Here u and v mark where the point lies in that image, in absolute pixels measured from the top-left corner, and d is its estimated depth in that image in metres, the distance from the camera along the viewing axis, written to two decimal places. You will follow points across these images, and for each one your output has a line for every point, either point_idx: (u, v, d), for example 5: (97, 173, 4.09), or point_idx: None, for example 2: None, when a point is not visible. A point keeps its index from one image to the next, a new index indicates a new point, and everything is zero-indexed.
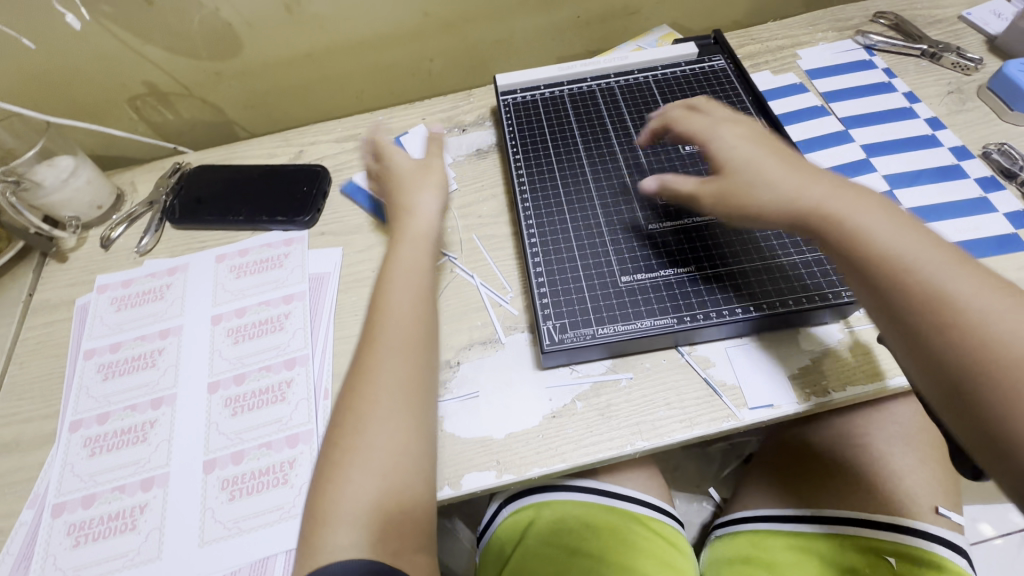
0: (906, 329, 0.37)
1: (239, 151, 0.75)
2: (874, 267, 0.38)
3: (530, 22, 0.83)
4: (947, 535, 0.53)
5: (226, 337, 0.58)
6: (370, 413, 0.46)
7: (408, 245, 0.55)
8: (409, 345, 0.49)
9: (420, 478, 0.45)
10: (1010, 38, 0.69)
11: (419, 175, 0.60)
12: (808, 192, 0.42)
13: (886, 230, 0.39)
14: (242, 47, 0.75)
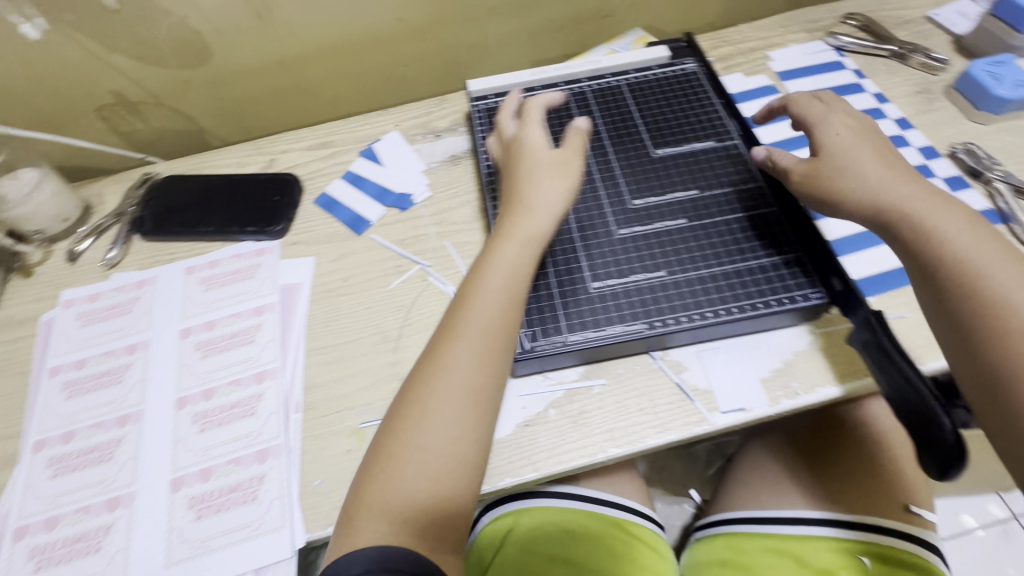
0: (955, 323, 0.41)
1: (209, 161, 0.74)
2: (944, 265, 0.42)
3: (504, 27, 0.82)
4: (919, 534, 0.54)
5: (195, 351, 0.57)
6: (440, 405, 0.42)
7: (517, 243, 0.48)
8: (496, 343, 0.44)
9: (469, 491, 0.41)
10: (975, 39, 0.70)
11: (557, 164, 0.51)
12: (894, 193, 0.46)
13: (966, 237, 0.42)
14: (211, 54, 0.73)
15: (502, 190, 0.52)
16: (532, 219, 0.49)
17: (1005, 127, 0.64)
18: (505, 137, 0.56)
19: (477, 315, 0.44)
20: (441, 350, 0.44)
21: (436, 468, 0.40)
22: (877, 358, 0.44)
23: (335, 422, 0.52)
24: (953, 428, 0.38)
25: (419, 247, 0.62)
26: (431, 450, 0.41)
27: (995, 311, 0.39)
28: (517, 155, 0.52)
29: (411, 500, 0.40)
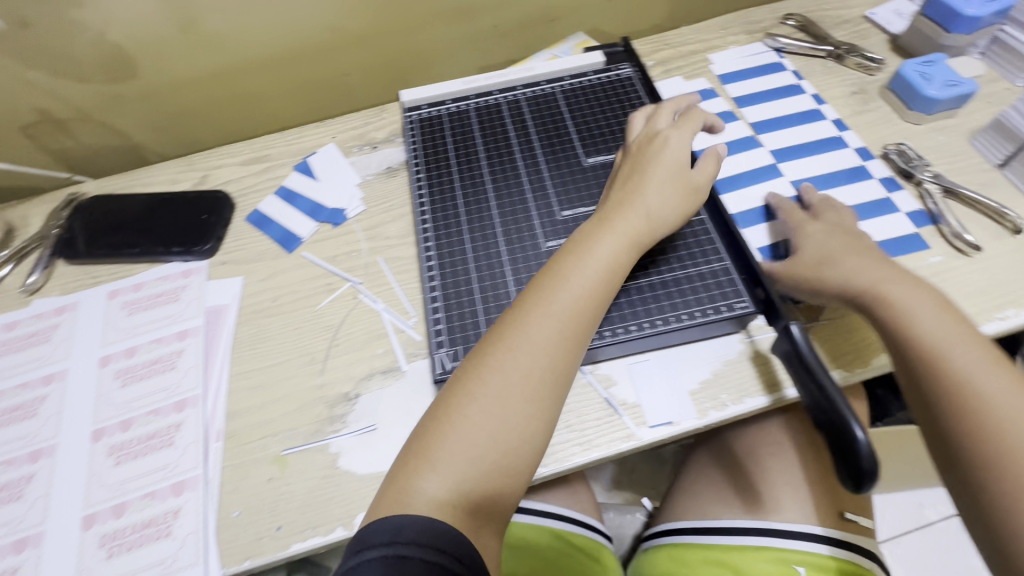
0: (928, 405, 0.43)
1: (139, 179, 0.71)
2: (915, 351, 0.45)
3: (444, 33, 0.81)
4: (848, 539, 0.55)
5: (114, 380, 0.55)
6: (520, 380, 0.43)
7: (616, 242, 0.48)
8: (580, 328, 0.46)
9: (525, 469, 0.43)
10: (909, 38, 0.70)
11: (681, 187, 0.51)
12: (869, 279, 0.48)
13: (935, 322, 0.45)
14: (138, 69, 0.71)
15: (618, 181, 0.53)
16: (634, 215, 0.49)
17: (936, 127, 0.64)
18: (636, 133, 0.56)
19: (565, 294, 0.46)
20: (527, 321, 0.45)
21: (498, 436, 0.42)
22: (797, 370, 0.43)
23: (257, 449, 0.50)
24: (862, 440, 0.37)
25: (351, 263, 0.61)
26: (505, 423, 0.42)
27: (964, 396, 0.42)
28: (642, 159, 0.53)
29: (464, 462, 0.41)
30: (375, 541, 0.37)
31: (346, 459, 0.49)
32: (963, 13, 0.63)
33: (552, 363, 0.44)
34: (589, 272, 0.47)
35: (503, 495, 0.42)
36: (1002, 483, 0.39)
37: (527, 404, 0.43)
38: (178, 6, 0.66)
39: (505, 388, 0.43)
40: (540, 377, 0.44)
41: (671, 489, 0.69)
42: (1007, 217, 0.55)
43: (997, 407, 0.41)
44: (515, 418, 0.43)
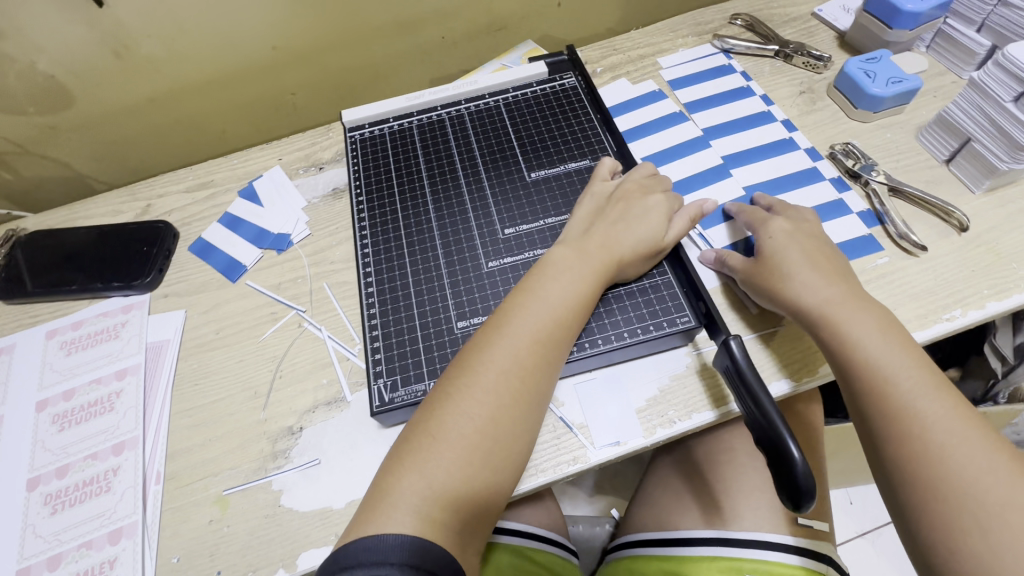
0: (869, 427, 0.43)
1: (80, 211, 0.70)
2: (858, 373, 0.44)
3: (392, 47, 0.80)
4: (788, 540, 0.53)
5: (50, 425, 0.53)
6: (493, 398, 0.42)
7: (585, 264, 0.49)
8: (559, 336, 0.46)
9: (504, 487, 0.42)
10: (856, 34, 0.69)
11: (654, 242, 0.51)
12: (818, 298, 0.47)
13: (882, 343, 0.44)
14: (74, 98, 0.68)
15: (598, 214, 0.53)
16: (608, 254, 0.49)
17: (883, 124, 0.64)
18: (636, 176, 0.56)
19: (538, 305, 0.46)
20: (503, 335, 0.45)
21: (486, 449, 0.41)
22: (736, 386, 0.43)
23: (197, 491, 0.49)
24: (799, 460, 0.37)
25: (296, 290, 0.60)
26: (489, 440, 0.41)
27: (902, 421, 0.41)
28: (627, 206, 0.52)
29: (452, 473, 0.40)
30: (363, 559, 0.35)
31: (289, 496, 0.48)
32: (903, 9, 0.62)
33: (532, 373, 0.44)
34: (563, 286, 0.47)
35: (489, 504, 0.41)
36: (933, 509, 0.39)
37: (511, 414, 0.43)
38: (109, 34, 0.64)
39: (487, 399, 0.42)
40: (523, 387, 0.43)
41: (635, 498, 0.70)
42: (953, 215, 0.55)
43: (934, 434, 0.40)
44: (503, 428, 0.42)
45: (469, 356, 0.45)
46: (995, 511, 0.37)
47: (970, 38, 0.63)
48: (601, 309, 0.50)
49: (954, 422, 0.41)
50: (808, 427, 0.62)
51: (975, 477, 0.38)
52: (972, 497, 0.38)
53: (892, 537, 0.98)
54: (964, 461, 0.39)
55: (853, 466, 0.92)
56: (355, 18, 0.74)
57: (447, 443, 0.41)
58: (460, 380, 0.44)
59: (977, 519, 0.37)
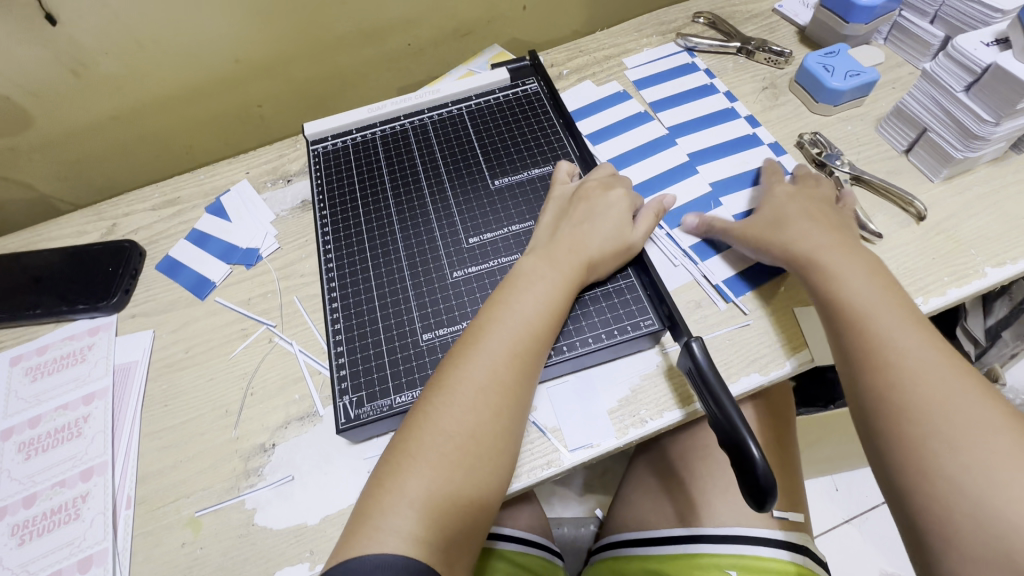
0: (846, 361, 0.44)
1: (44, 233, 0.68)
2: (840, 311, 0.46)
3: (358, 56, 0.79)
4: (762, 534, 0.54)
5: (16, 454, 0.52)
6: (466, 410, 0.42)
7: (550, 268, 0.49)
8: (535, 348, 0.45)
9: (484, 501, 0.41)
10: (815, 28, 0.70)
11: (620, 243, 0.51)
12: (811, 243, 0.50)
13: (865, 282, 0.46)
14: (33, 121, 0.67)
15: (563, 217, 0.53)
16: (575, 256, 0.49)
17: (844, 116, 0.64)
18: (594, 177, 0.56)
19: (512, 321, 0.46)
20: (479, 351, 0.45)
21: (468, 467, 0.41)
22: (701, 388, 0.44)
23: (168, 513, 0.48)
24: (759, 458, 0.38)
25: (266, 305, 0.59)
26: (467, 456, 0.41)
27: (879, 354, 0.42)
28: (589, 208, 0.53)
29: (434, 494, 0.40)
30: None
31: (263, 515, 0.47)
32: (858, 4, 0.63)
33: (513, 397, 0.43)
34: (535, 296, 0.47)
35: (476, 521, 0.41)
36: (905, 436, 0.39)
37: (490, 429, 0.42)
38: (65, 53, 0.62)
39: (465, 417, 0.42)
40: (501, 402, 0.43)
41: (617, 496, 0.70)
42: (912, 204, 0.56)
43: (909, 364, 0.41)
44: (484, 444, 0.42)
45: (442, 377, 0.44)
46: (963, 435, 0.38)
47: (924, 30, 0.64)
48: (575, 314, 0.50)
49: (931, 354, 0.41)
50: (784, 420, 0.63)
51: (944, 403, 0.39)
52: (943, 418, 0.38)
53: (878, 521, 1.00)
54: (936, 386, 0.40)
55: (836, 453, 0.93)
56: (319, 28, 0.73)
57: (425, 464, 0.40)
58: (435, 400, 0.43)
59: (947, 437, 0.38)
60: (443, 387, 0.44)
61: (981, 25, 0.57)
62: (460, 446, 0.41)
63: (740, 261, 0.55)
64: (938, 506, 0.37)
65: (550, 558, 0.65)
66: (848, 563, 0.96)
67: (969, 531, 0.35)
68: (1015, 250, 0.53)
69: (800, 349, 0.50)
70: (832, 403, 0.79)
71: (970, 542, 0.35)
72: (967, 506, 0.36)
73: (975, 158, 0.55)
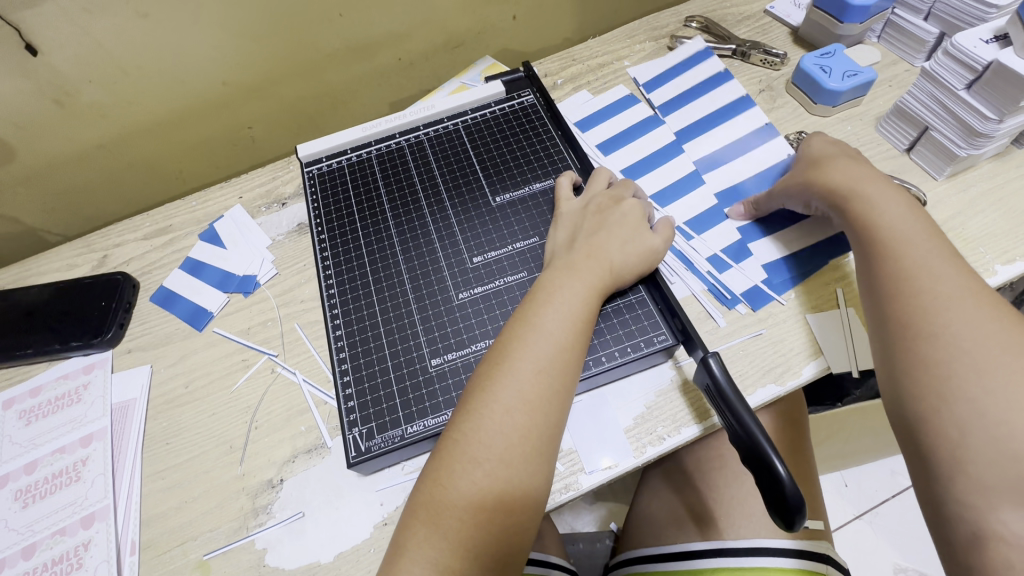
0: (873, 287, 0.45)
1: (32, 268, 0.66)
2: (874, 239, 0.47)
3: (348, 72, 0.78)
4: (785, 545, 0.53)
5: (13, 502, 0.50)
6: (487, 441, 0.41)
7: (568, 286, 0.47)
8: (556, 376, 0.43)
9: (507, 536, 0.40)
10: (809, 29, 0.70)
11: (643, 248, 0.50)
12: (852, 178, 0.50)
13: (906, 217, 0.47)
14: (16, 154, 0.65)
15: (574, 236, 0.52)
16: (597, 264, 0.49)
17: (843, 117, 0.64)
18: (597, 190, 0.55)
19: (530, 352, 0.44)
20: (497, 384, 0.43)
21: (500, 506, 0.40)
22: (719, 402, 0.43)
23: (176, 558, 0.46)
24: (785, 477, 0.38)
25: (266, 334, 0.58)
26: (494, 494, 0.40)
27: (913, 282, 0.43)
28: (602, 220, 0.52)
29: (462, 526, 0.39)
30: None
31: (274, 554, 0.46)
32: (852, 3, 0.63)
33: (535, 430, 0.42)
34: (560, 315, 0.45)
35: (506, 553, 0.39)
36: (934, 361, 0.39)
37: (523, 467, 0.41)
38: (48, 83, 0.61)
39: (495, 459, 0.40)
40: (529, 439, 0.41)
41: (630, 510, 0.69)
42: (910, 191, 0.56)
43: (943, 290, 0.42)
44: (517, 475, 0.40)
45: (466, 415, 0.42)
46: (990, 363, 0.38)
47: (918, 27, 0.63)
48: (599, 328, 0.49)
49: (964, 287, 0.42)
50: (797, 427, 0.62)
51: (971, 335, 0.39)
52: (970, 345, 0.39)
53: (890, 516, 0.99)
54: (967, 315, 0.40)
55: (844, 451, 0.93)
56: (307, 45, 0.72)
57: (458, 500, 0.39)
58: (463, 436, 0.41)
59: (976, 363, 0.38)
60: (464, 429, 0.42)
61: (977, 22, 0.56)
62: (490, 490, 0.40)
63: (757, 270, 0.54)
64: (952, 424, 0.37)
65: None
66: (862, 562, 0.96)
67: (983, 450, 0.36)
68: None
69: (814, 358, 0.49)
70: (838, 401, 0.78)
71: (980, 462, 0.36)
72: (985, 427, 0.36)
73: (979, 155, 0.55)
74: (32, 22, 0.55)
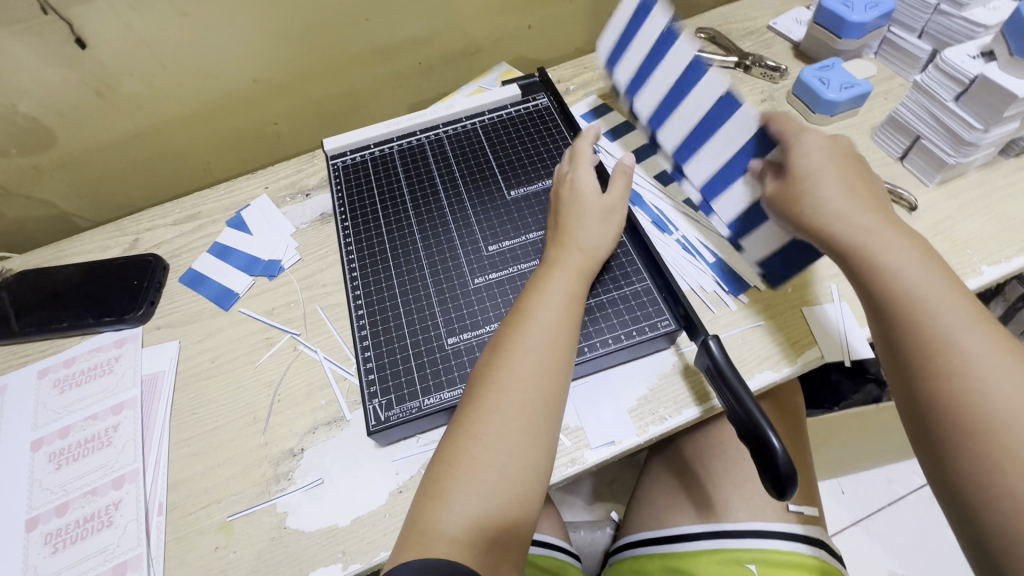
0: (896, 351, 0.41)
1: (66, 249, 0.70)
2: (893, 298, 0.42)
3: (372, 74, 0.82)
4: (778, 527, 0.56)
5: (47, 464, 0.53)
6: (501, 415, 0.44)
7: (561, 275, 0.50)
8: (559, 355, 0.47)
9: (521, 503, 0.42)
10: (809, 44, 0.74)
11: (606, 219, 0.54)
12: (852, 223, 0.46)
13: (920, 278, 0.42)
14: (58, 139, 0.69)
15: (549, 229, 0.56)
16: (573, 253, 0.52)
17: (841, 126, 0.68)
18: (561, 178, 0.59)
19: (536, 331, 0.47)
20: (509, 361, 0.46)
21: (515, 474, 0.42)
22: (720, 382, 0.46)
23: (201, 519, 0.49)
24: (780, 450, 0.40)
25: (289, 315, 0.61)
26: (506, 462, 0.42)
27: (942, 353, 0.38)
28: (565, 206, 0.56)
29: (480, 489, 0.41)
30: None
31: (295, 517, 0.48)
32: (850, 20, 0.67)
33: (546, 404, 0.45)
34: (552, 302, 0.48)
35: (517, 519, 0.42)
36: (960, 444, 0.36)
37: (534, 437, 0.44)
38: (91, 73, 0.64)
39: (509, 429, 0.43)
40: (538, 413, 0.44)
41: (632, 498, 0.71)
42: (901, 196, 0.59)
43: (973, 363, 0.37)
44: (531, 446, 0.43)
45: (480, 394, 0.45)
46: (1004, 451, 0.35)
47: (912, 44, 0.67)
48: (604, 314, 0.53)
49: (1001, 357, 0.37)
50: (792, 419, 0.64)
51: (1003, 413, 0.35)
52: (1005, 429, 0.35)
53: (885, 523, 1.01)
54: (997, 396, 0.36)
55: (840, 455, 0.95)
56: (335, 47, 0.76)
57: (478, 466, 0.42)
58: (479, 410, 0.44)
59: (1016, 449, 0.34)
60: (481, 405, 0.44)
61: (965, 39, 0.61)
62: (506, 458, 0.43)
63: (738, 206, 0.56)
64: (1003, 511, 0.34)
65: (570, 561, 0.65)
66: (857, 567, 0.97)
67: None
68: (1009, 248, 0.56)
69: (808, 347, 0.52)
70: (836, 405, 0.80)
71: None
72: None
73: (966, 163, 0.59)
74: (82, 16, 0.59)
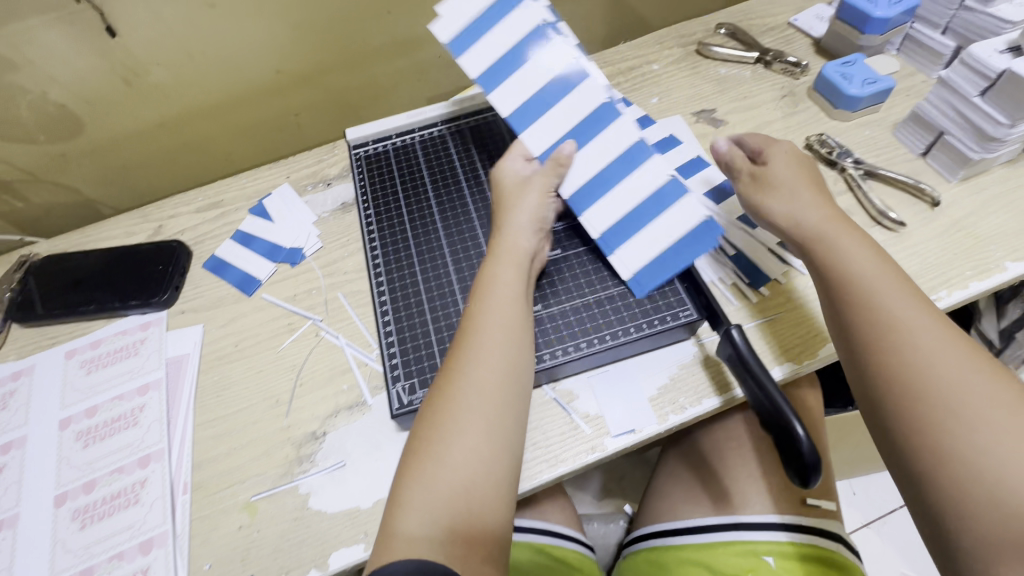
0: (850, 339, 0.45)
1: (92, 235, 0.71)
2: (844, 287, 0.46)
3: (392, 66, 0.83)
4: (794, 521, 0.56)
5: (75, 442, 0.54)
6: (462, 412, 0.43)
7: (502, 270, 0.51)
8: (510, 349, 0.47)
9: None
10: (831, 40, 0.74)
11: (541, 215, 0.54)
12: (815, 219, 0.50)
13: (873, 271, 0.46)
14: (86, 126, 0.70)
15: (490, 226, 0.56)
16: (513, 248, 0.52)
17: (862, 122, 0.67)
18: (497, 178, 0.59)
19: (489, 326, 0.47)
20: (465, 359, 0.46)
21: None
22: (740, 372, 0.46)
23: (225, 498, 0.50)
24: (804, 438, 0.40)
25: (311, 301, 0.61)
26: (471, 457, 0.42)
27: (893, 337, 0.42)
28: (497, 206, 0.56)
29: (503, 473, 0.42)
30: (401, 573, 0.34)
31: (317, 499, 0.49)
32: (873, 16, 0.66)
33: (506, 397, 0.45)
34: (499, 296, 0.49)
35: None
36: (915, 421, 0.40)
37: None
38: (119, 62, 0.66)
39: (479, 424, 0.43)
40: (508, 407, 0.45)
41: (645, 491, 0.71)
42: (924, 191, 0.59)
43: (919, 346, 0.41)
44: None
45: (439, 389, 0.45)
46: (953, 418, 0.38)
47: (936, 41, 0.67)
48: (620, 305, 0.53)
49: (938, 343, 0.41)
50: (809, 414, 0.64)
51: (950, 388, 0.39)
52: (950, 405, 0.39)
53: (896, 524, 1.00)
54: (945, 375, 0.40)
55: (853, 455, 0.94)
56: (356, 40, 0.77)
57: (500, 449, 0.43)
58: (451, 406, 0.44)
59: (966, 418, 0.38)
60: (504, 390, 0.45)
61: (992, 35, 0.60)
62: (483, 453, 0.42)
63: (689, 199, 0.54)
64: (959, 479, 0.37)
65: (583, 551, 0.66)
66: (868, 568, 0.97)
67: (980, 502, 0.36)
68: None
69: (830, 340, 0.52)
70: (850, 404, 0.79)
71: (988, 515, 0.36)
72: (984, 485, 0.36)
73: (991, 159, 0.58)
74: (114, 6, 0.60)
